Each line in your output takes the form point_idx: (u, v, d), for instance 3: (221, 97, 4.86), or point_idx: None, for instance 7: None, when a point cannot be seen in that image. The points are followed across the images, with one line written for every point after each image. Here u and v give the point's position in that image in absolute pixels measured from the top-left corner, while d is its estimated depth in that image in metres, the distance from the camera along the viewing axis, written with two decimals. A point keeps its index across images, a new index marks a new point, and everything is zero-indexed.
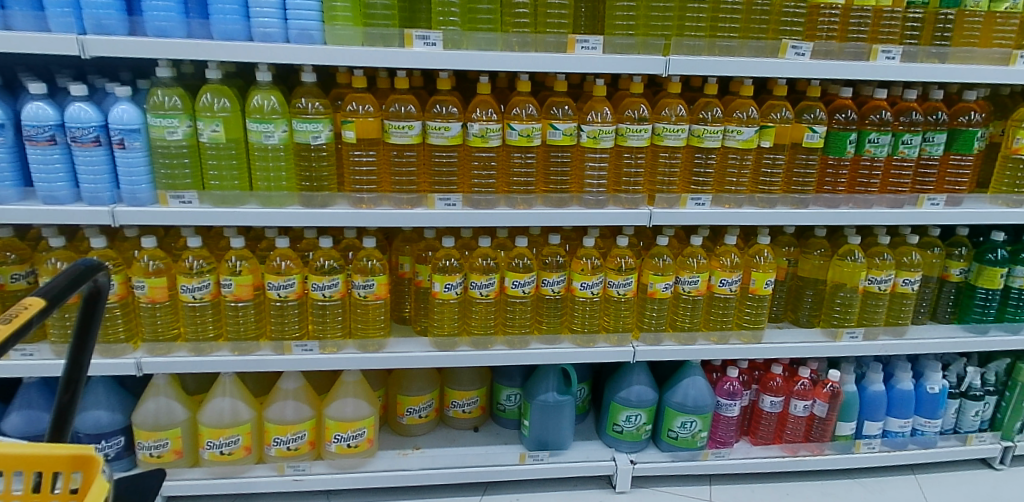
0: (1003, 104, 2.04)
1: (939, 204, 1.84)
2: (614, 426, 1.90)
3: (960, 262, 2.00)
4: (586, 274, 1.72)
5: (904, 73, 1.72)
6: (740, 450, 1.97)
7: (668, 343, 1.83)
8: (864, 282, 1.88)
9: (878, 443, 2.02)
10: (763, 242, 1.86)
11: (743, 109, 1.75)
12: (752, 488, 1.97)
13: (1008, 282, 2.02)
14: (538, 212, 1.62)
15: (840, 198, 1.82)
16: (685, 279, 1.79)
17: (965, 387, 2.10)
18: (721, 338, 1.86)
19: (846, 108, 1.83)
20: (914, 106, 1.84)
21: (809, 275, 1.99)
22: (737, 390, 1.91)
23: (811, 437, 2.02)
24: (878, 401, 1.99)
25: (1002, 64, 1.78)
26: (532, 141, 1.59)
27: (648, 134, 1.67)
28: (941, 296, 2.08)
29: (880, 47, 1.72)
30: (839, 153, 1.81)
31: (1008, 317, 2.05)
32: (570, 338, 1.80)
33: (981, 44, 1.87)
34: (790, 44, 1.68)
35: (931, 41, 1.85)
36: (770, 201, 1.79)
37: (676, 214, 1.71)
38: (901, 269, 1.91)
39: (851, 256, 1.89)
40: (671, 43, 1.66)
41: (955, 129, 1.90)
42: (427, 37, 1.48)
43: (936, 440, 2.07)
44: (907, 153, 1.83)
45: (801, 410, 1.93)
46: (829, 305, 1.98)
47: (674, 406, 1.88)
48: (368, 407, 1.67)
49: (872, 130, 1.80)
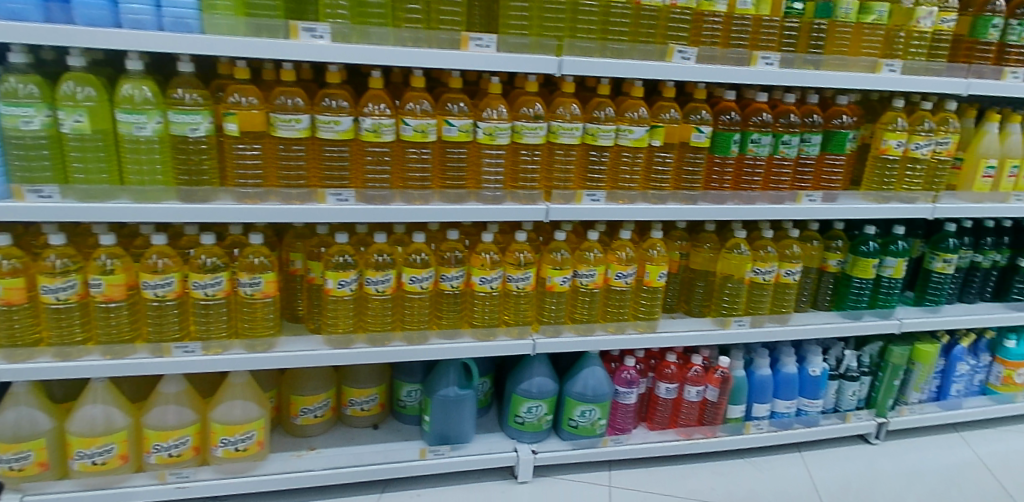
0: (872, 108, 2.18)
1: (816, 200, 1.98)
2: (515, 418, 1.93)
3: (837, 254, 2.12)
4: (485, 269, 1.76)
5: (781, 78, 1.84)
6: (638, 435, 2.04)
7: (567, 334, 1.88)
8: (749, 274, 1.98)
9: (766, 424, 2.13)
10: (656, 236, 1.94)
11: (635, 109, 1.82)
12: (649, 472, 2.05)
13: (879, 272, 2.14)
14: (435, 208, 1.65)
15: (726, 195, 1.92)
16: (583, 273, 1.86)
17: (843, 369, 2.21)
18: (618, 328, 1.94)
19: (730, 110, 1.93)
20: (792, 109, 1.96)
21: (700, 267, 2.06)
22: (634, 379, 1.97)
23: (704, 421, 2.09)
24: (765, 384, 2.09)
25: (869, 72, 1.92)
26: (427, 136, 1.61)
27: (544, 131, 1.72)
28: (820, 286, 2.18)
29: (760, 53, 1.83)
30: (724, 152, 1.91)
31: (880, 303, 2.17)
32: (470, 332, 1.82)
33: (851, 52, 1.99)
34: (676, 48, 1.77)
35: (806, 49, 1.96)
36: (661, 197, 1.87)
37: (573, 210, 1.76)
38: (784, 261, 2.02)
39: (738, 249, 2.00)
40: (563, 43, 1.71)
41: (830, 131, 2.02)
42: (314, 29, 1.46)
43: (818, 418, 2.18)
44: (786, 153, 1.95)
45: (693, 396, 2.02)
46: (718, 295, 2.07)
47: (573, 396, 1.93)
48: (257, 409, 1.65)
49: (754, 131, 1.91)
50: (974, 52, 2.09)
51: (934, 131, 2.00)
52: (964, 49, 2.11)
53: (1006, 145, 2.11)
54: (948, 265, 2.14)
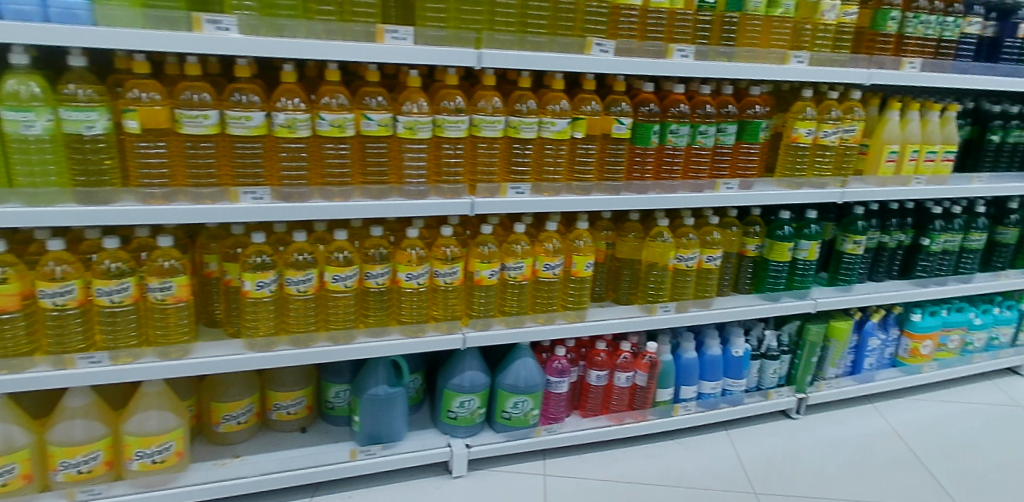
0: (784, 99, 2.23)
1: (733, 187, 2.05)
2: (448, 413, 1.93)
3: (755, 239, 2.17)
4: (411, 265, 1.74)
5: (696, 70, 1.89)
6: (571, 423, 2.07)
7: (497, 327, 1.89)
8: (673, 261, 2.03)
9: (693, 406, 2.17)
10: (582, 227, 1.97)
11: (556, 102, 1.84)
12: (583, 458, 2.09)
13: (795, 255, 2.19)
14: (355, 205, 1.63)
15: (647, 185, 1.97)
16: (510, 265, 1.86)
17: (764, 349, 2.25)
18: (547, 319, 1.96)
19: (648, 102, 1.96)
20: (707, 100, 2.02)
21: (626, 256, 2.10)
22: (565, 368, 2.01)
23: (634, 405, 2.13)
24: (690, 367, 2.14)
25: (778, 64, 1.99)
26: (345, 131, 1.58)
27: (465, 124, 1.71)
28: (741, 270, 2.22)
29: (675, 46, 1.88)
30: (644, 143, 1.96)
31: (796, 284, 2.22)
32: (398, 329, 1.80)
33: (761, 45, 2.05)
34: (595, 41, 1.80)
35: (719, 41, 2.01)
36: (585, 188, 1.90)
37: (497, 203, 1.78)
38: (706, 248, 2.08)
39: (661, 237, 2.03)
40: (482, 36, 1.72)
41: (744, 121, 2.09)
42: (219, 21, 1.41)
43: (742, 397, 2.23)
44: (703, 143, 2.02)
45: (624, 382, 2.06)
46: (644, 283, 2.11)
47: (506, 388, 1.94)
48: (174, 418, 1.59)
49: (672, 122, 1.96)
50: (876, 44, 2.13)
51: (840, 119, 2.07)
52: (866, 41, 2.14)
53: (907, 131, 2.18)
54: (858, 245, 2.18)
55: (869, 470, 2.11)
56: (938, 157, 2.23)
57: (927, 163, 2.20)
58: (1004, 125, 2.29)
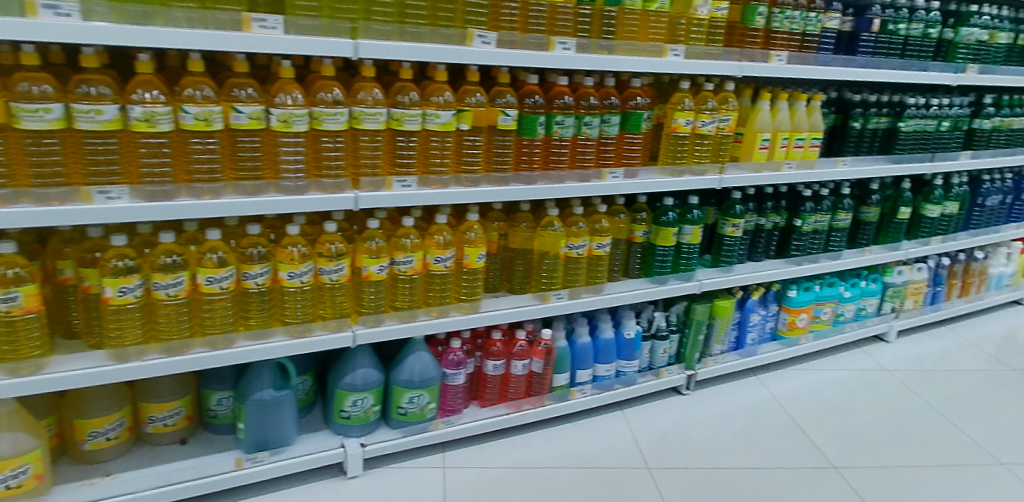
0: (664, 90, 2.31)
1: (619, 176, 2.10)
2: (341, 413, 1.89)
3: (642, 225, 2.23)
4: (293, 263, 1.69)
5: (576, 63, 1.93)
6: (469, 414, 2.08)
7: (388, 322, 1.87)
8: (564, 249, 2.07)
9: (589, 389, 2.22)
10: (472, 219, 1.96)
11: (439, 94, 1.82)
12: (482, 447, 2.11)
13: (680, 239, 2.26)
14: (228, 202, 1.56)
15: (536, 176, 1.99)
16: (400, 260, 1.84)
17: (654, 330, 2.32)
18: (441, 312, 1.95)
19: (533, 94, 1.96)
20: (591, 92, 2.04)
21: (519, 246, 2.11)
22: (461, 359, 2.01)
23: (532, 392, 2.16)
24: (585, 352, 2.18)
25: (656, 57, 2.05)
26: (212, 125, 1.51)
27: (345, 117, 1.67)
28: (630, 255, 2.28)
29: (557, 38, 1.91)
30: (531, 134, 1.96)
31: (683, 268, 2.28)
32: (282, 330, 1.75)
33: (640, 38, 2.10)
34: (476, 32, 1.80)
35: (599, 34, 2.04)
36: (474, 180, 1.91)
37: (382, 197, 1.75)
38: (595, 235, 2.12)
39: (551, 227, 2.06)
40: (358, 26, 1.68)
41: (627, 112, 2.12)
42: (58, 6, 1.30)
43: (635, 377, 2.31)
44: (588, 133, 2.05)
45: (520, 369, 2.08)
46: (537, 272, 2.13)
47: (400, 384, 1.93)
48: (29, 439, 1.46)
49: (557, 113, 1.97)
50: (745, 38, 2.21)
51: (716, 109, 2.15)
52: (737, 35, 2.21)
53: (778, 120, 2.27)
54: (736, 228, 2.28)
55: (751, 438, 2.25)
56: (807, 144, 2.32)
57: (796, 149, 2.30)
58: (863, 113, 2.42)
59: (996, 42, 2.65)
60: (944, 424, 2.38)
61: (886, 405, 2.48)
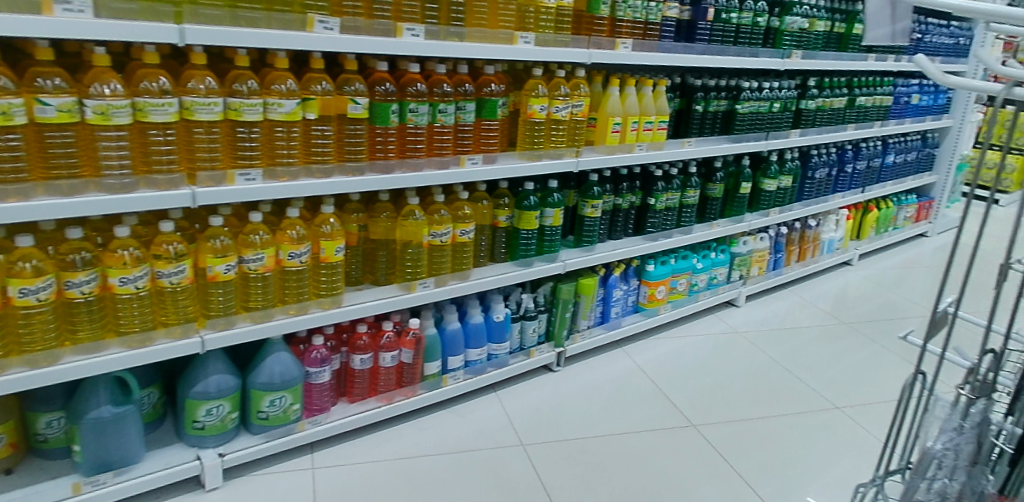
0: (519, 77, 2.34)
1: (478, 162, 2.10)
2: (194, 424, 1.78)
3: (505, 210, 2.26)
4: (125, 268, 1.56)
5: (426, 50, 1.90)
6: (337, 411, 2.04)
7: (241, 324, 1.78)
8: (428, 238, 2.05)
9: (461, 374, 2.24)
10: (328, 212, 1.90)
11: (281, 82, 1.75)
12: (354, 443, 2.07)
13: (542, 222, 2.32)
14: (38, 204, 1.41)
15: (392, 164, 1.96)
16: (249, 258, 1.76)
17: (523, 311, 2.38)
18: (299, 309, 1.88)
19: (384, 81, 1.92)
20: (444, 79, 2.03)
21: (380, 238, 2.08)
22: (325, 357, 1.95)
23: (403, 383, 2.14)
24: (455, 338, 2.20)
25: (507, 44, 2.05)
26: (12, 119, 1.36)
27: (175, 107, 1.57)
28: (495, 241, 2.30)
29: (405, 25, 1.87)
30: (384, 122, 1.92)
31: (547, 250, 2.34)
32: (118, 342, 1.61)
33: (490, 26, 2.10)
34: (317, 18, 1.73)
35: (449, 21, 2.02)
36: (326, 171, 1.86)
37: (222, 192, 1.66)
38: (458, 222, 2.11)
39: (413, 216, 2.03)
40: (184, 10, 1.55)
41: (482, 98, 2.13)
42: None
43: (507, 359, 2.35)
44: (444, 120, 2.03)
45: (389, 362, 2.06)
46: (401, 263, 2.09)
47: (259, 387, 1.84)
48: None
49: (411, 101, 1.94)
50: (592, 25, 2.27)
51: (569, 96, 2.19)
52: (585, 23, 2.26)
53: (626, 105, 2.37)
54: (595, 209, 2.39)
55: (620, 406, 2.37)
56: (654, 126, 2.46)
57: (646, 132, 2.42)
58: (704, 97, 2.61)
59: (815, 30, 2.94)
60: (789, 376, 2.63)
61: (739, 364, 2.69)
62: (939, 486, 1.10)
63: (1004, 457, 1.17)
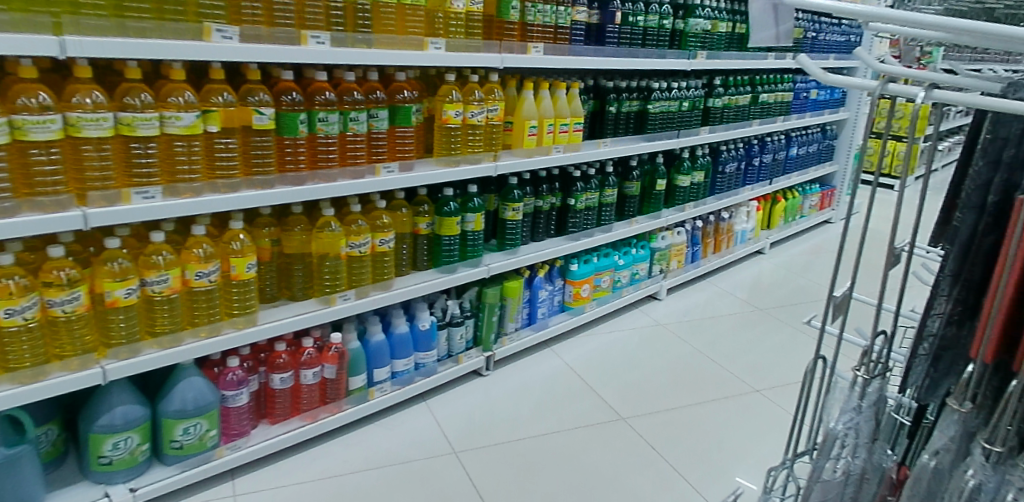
0: (432, 83, 2.34)
1: (394, 170, 2.07)
2: (99, 459, 1.67)
3: (425, 217, 2.23)
4: (10, 299, 1.46)
5: (334, 58, 1.86)
6: (258, 434, 1.96)
7: (147, 351, 1.68)
8: (345, 249, 2.02)
9: (388, 386, 2.21)
10: (237, 227, 1.83)
11: (177, 94, 1.67)
12: (278, 466, 2.00)
13: (463, 228, 2.32)
14: None
15: (304, 176, 1.91)
16: (152, 280, 1.67)
17: (449, 317, 2.37)
18: (211, 331, 1.80)
19: (290, 90, 1.88)
20: (354, 87, 2.00)
21: (295, 251, 2.02)
22: (242, 378, 1.88)
23: (327, 399, 2.09)
24: (379, 350, 2.16)
25: (418, 50, 2.03)
26: None
27: (59, 124, 1.47)
28: (417, 249, 2.27)
29: (309, 32, 1.83)
30: (292, 132, 1.87)
31: (470, 254, 2.34)
32: (7, 379, 1.49)
33: (399, 32, 2.06)
34: (214, 26, 1.65)
35: (356, 28, 1.98)
36: (232, 186, 1.77)
37: (117, 213, 1.56)
38: (377, 231, 2.08)
39: (329, 227, 1.99)
40: (62, 21, 1.44)
41: (395, 106, 2.11)
42: None
43: (435, 367, 2.34)
44: (356, 129, 1.99)
45: (311, 379, 2.01)
46: (319, 276, 2.04)
47: (170, 415, 1.75)
48: None
49: (319, 110, 1.90)
50: (503, 30, 2.30)
51: (484, 100, 2.20)
52: (495, 28, 2.29)
53: (542, 108, 2.40)
54: (516, 212, 2.39)
55: (551, 405, 2.39)
56: (570, 128, 2.50)
57: (562, 134, 2.46)
58: (617, 98, 2.68)
59: (718, 31, 3.08)
60: (710, 363, 2.73)
61: (664, 355, 2.78)
62: (842, 465, 1.12)
63: (905, 429, 1.22)
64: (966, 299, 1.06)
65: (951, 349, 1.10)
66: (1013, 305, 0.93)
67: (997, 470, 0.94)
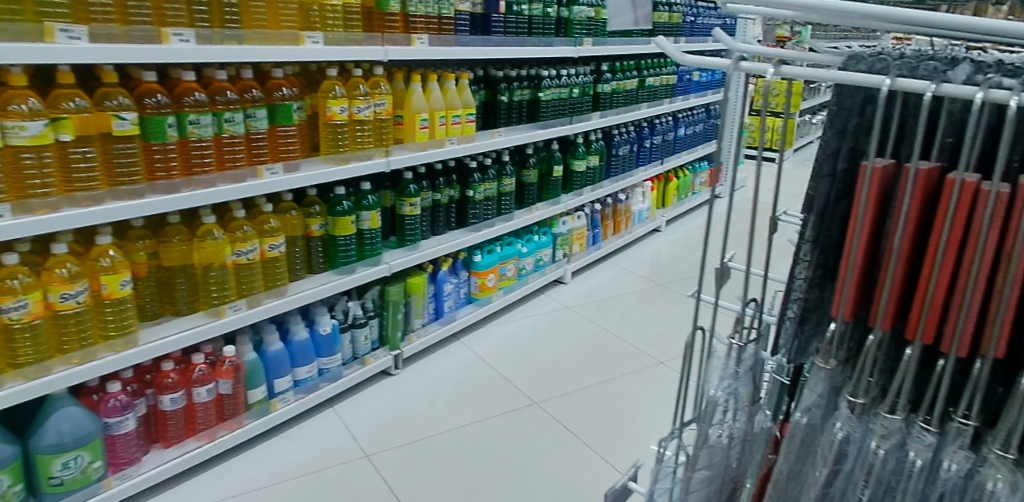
0: (313, 79, 2.26)
1: (278, 172, 1.98)
2: None
3: (317, 218, 2.17)
4: None
5: (199, 56, 1.75)
6: (151, 460, 1.84)
7: (11, 385, 1.53)
8: (231, 257, 1.92)
9: (291, 395, 2.14)
10: (105, 242, 1.70)
11: (20, 101, 1.52)
12: (177, 491, 1.89)
13: (359, 226, 2.27)
14: None
15: (177, 183, 1.79)
16: (9, 306, 1.51)
17: (351, 319, 2.32)
18: (84, 356, 1.66)
19: (153, 92, 1.76)
20: (226, 86, 1.90)
21: (175, 263, 1.89)
22: (126, 403, 1.75)
23: (226, 416, 1.99)
24: (278, 359, 2.08)
25: (294, 45, 1.95)
26: None
27: None
28: (311, 252, 2.20)
29: (171, 29, 1.70)
30: (160, 137, 1.75)
31: (368, 253, 2.30)
32: None
33: (271, 26, 1.99)
34: (58, 26, 1.49)
35: (223, 24, 1.88)
36: (96, 198, 1.63)
37: None
38: (264, 236, 2.01)
39: (211, 235, 1.89)
40: None
41: (274, 104, 2.03)
42: None
43: (340, 371, 2.28)
44: (233, 131, 1.89)
45: (205, 396, 1.90)
46: (204, 287, 1.92)
47: (45, 450, 1.61)
48: None
49: (189, 112, 1.79)
50: (385, 22, 2.23)
51: (369, 94, 2.15)
52: (376, 20, 2.22)
53: (431, 100, 2.37)
54: (413, 207, 2.38)
55: (464, 398, 2.39)
56: (462, 119, 2.49)
57: (454, 125, 2.44)
58: (508, 87, 2.70)
59: (601, 18, 3.17)
60: (618, 341, 2.82)
61: (573, 336, 2.84)
62: (727, 430, 1.15)
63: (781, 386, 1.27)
64: (826, 262, 1.10)
65: (817, 310, 1.13)
66: (866, 258, 0.95)
67: (861, 421, 0.98)
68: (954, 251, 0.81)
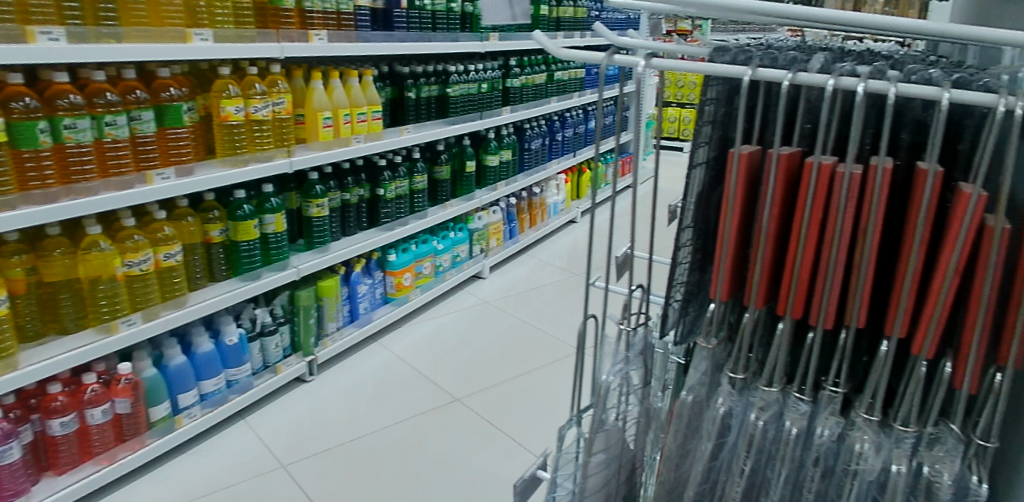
0: (204, 78, 2.17)
1: (170, 177, 1.89)
2: None
3: (216, 224, 2.08)
4: None
5: (73, 55, 1.62)
6: (40, 490, 1.71)
7: None
8: (122, 269, 1.82)
9: (198, 410, 2.05)
10: None
11: None
12: None
13: (263, 230, 2.19)
14: None
15: (56, 192, 1.66)
16: None
17: (260, 327, 2.24)
18: None
19: (21, 95, 1.63)
20: (106, 87, 1.78)
21: (58, 279, 1.78)
22: (9, 431, 1.62)
23: (125, 436, 1.88)
24: (181, 373, 1.99)
25: (180, 42, 1.86)
26: None
27: None
28: (212, 258, 2.11)
29: (37, 27, 1.56)
30: (32, 144, 1.62)
31: (274, 258, 2.22)
32: None
33: (154, 23, 1.89)
34: None
35: (98, 21, 1.76)
36: None
37: None
38: (159, 245, 1.91)
39: (97, 247, 1.77)
40: None
41: (161, 105, 1.93)
42: None
43: (250, 382, 2.21)
44: (116, 134, 1.78)
45: (100, 418, 1.79)
46: (93, 301, 1.80)
47: None
48: None
49: (62, 116, 1.68)
50: (279, 17, 2.17)
51: (266, 93, 2.08)
52: (270, 16, 2.16)
53: (334, 98, 2.32)
54: (321, 209, 2.32)
55: (385, 400, 2.36)
56: (368, 116, 2.45)
57: (360, 123, 2.40)
58: (414, 83, 2.68)
59: None
60: (539, 332, 2.86)
61: (492, 330, 2.86)
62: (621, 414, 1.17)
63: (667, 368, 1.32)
64: (705, 245, 1.15)
65: (699, 293, 1.18)
66: (739, 240, 0.98)
67: (742, 395, 0.98)
68: (816, 229, 0.85)
